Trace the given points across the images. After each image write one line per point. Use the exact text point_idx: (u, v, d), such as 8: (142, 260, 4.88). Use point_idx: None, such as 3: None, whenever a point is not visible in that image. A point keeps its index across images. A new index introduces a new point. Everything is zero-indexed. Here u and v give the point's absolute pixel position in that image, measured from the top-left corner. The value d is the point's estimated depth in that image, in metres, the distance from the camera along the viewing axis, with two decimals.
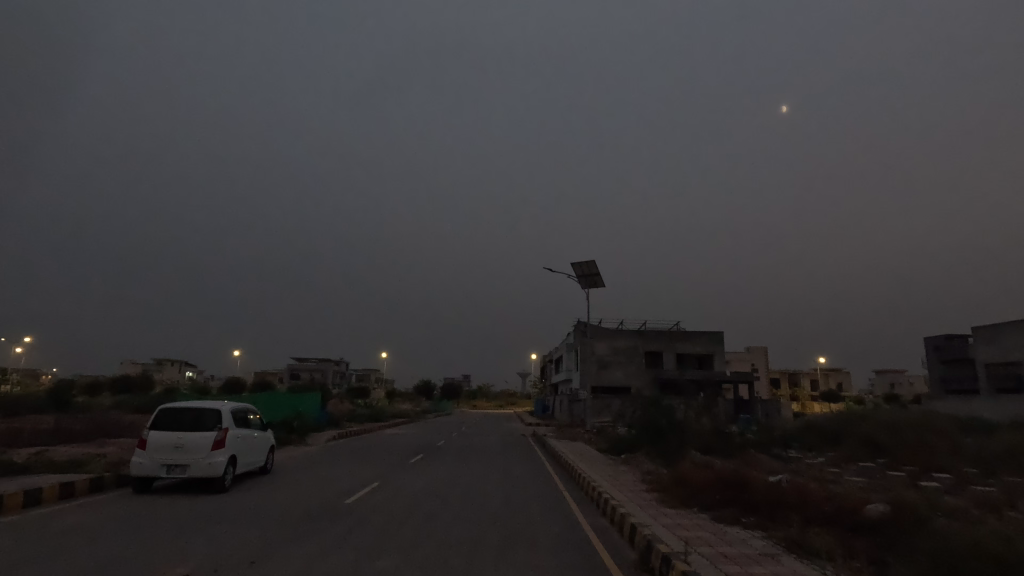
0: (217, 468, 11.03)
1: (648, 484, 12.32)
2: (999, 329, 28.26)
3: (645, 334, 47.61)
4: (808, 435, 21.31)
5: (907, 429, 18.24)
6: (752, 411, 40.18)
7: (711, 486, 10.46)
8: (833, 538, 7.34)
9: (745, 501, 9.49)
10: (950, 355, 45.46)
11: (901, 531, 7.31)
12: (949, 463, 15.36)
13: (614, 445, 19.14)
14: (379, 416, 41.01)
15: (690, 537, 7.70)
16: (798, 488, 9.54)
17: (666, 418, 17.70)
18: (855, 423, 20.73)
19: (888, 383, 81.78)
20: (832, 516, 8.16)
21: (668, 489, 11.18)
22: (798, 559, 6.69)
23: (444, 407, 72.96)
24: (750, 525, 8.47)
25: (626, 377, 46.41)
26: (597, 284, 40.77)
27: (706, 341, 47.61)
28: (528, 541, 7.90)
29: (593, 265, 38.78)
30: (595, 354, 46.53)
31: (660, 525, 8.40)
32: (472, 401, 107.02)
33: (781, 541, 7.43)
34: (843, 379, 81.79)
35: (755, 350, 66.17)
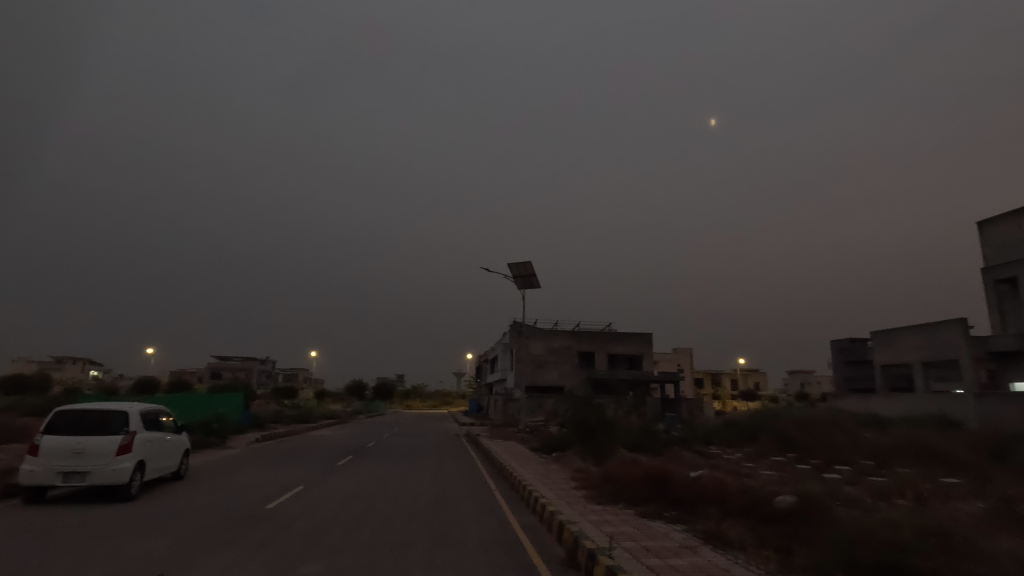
0: (123, 475, 10.21)
1: (576, 482, 12.60)
2: (894, 333, 30.80)
3: (579, 334, 48.69)
4: (728, 432, 22.53)
5: (815, 427, 19.67)
6: (677, 410, 41.97)
7: (637, 481, 10.82)
8: (746, 529, 7.79)
9: (668, 496, 9.89)
10: (854, 358, 49.38)
11: (806, 521, 7.84)
12: (850, 456, 16.67)
13: (546, 444, 19.40)
14: (308, 417, 39.62)
15: (616, 532, 7.94)
16: (717, 483, 10.07)
17: (597, 417, 18.19)
18: (770, 420, 22.13)
19: (799, 382, 87.92)
20: (746, 508, 8.65)
21: (598, 486, 11.47)
22: (714, 550, 7.05)
23: (377, 408, 71.13)
24: (671, 519, 8.82)
25: (561, 377, 47.23)
26: (532, 284, 41.21)
27: (637, 341, 49.40)
28: (458, 542, 7.88)
29: (530, 266, 39.04)
30: (530, 354, 47.08)
31: (587, 521, 8.62)
32: (405, 402, 105.23)
33: (699, 533, 7.81)
34: (759, 379, 86.92)
35: (681, 350, 69.25)
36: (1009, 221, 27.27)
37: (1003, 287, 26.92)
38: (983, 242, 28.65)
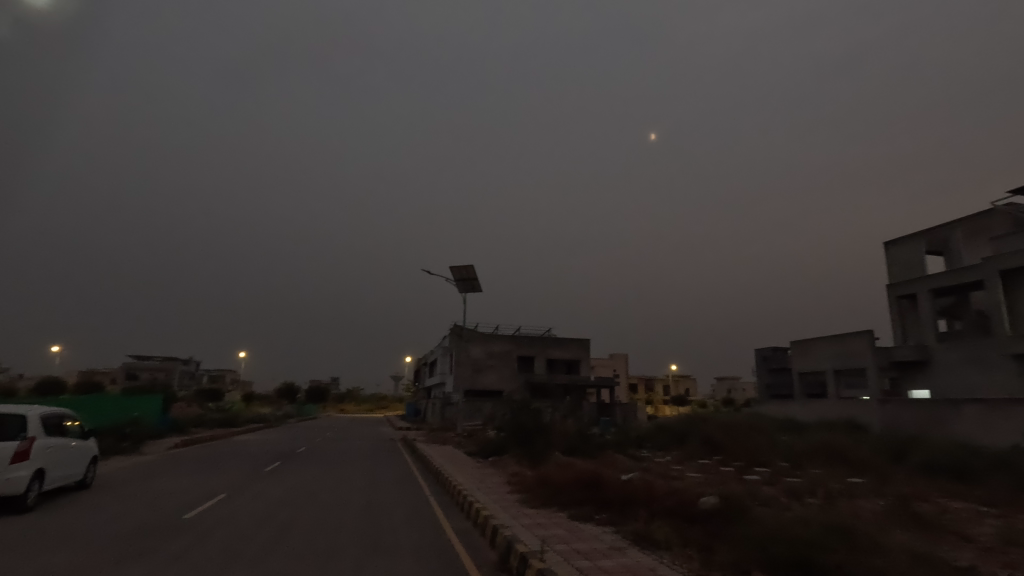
0: (18, 485, 9.32)
1: (512, 485, 12.67)
2: (811, 343, 32.97)
3: (519, 339, 49.03)
4: (659, 436, 23.35)
5: (739, 431, 20.73)
6: (612, 414, 43.06)
7: (570, 484, 11.01)
8: (672, 529, 8.10)
9: (600, 498, 10.12)
10: (775, 365, 52.45)
11: (726, 520, 8.23)
12: (769, 459, 17.66)
13: (483, 448, 19.37)
14: (234, 422, 37.63)
15: (548, 535, 8.04)
16: (647, 486, 10.40)
17: (534, 421, 18.35)
18: (698, 424, 23.14)
19: (726, 389, 92.46)
20: (673, 509, 8.99)
21: (532, 490, 11.57)
22: (641, 550, 7.28)
23: (309, 412, 68.65)
24: (601, 521, 9.03)
25: (500, 381, 47.34)
26: (474, 288, 41.16)
27: (575, 347, 50.35)
28: (389, 548, 7.73)
29: (472, 270, 38.98)
30: (470, 358, 46.96)
31: (519, 525, 8.68)
32: (340, 406, 102.09)
33: (628, 534, 8.03)
34: (689, 385, 90.61)
35: (618, 356, 71.21)
36: (911, 242, 29.93)
37: (904, 302, 29.38)
38: (889, 260, 31.26)
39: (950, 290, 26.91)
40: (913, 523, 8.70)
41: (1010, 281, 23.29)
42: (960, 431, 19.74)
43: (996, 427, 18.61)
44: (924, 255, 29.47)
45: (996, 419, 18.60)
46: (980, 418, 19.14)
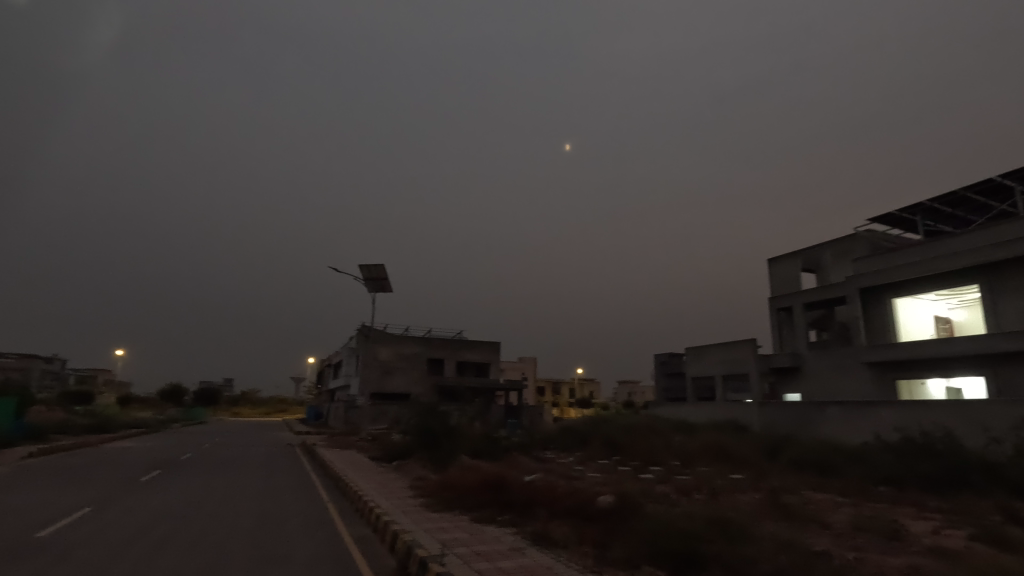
0: None
1: (415, 490, 12.47)
2: (703, 349, 35.48)
3: (429, 341, 48.41)
4: (563, 437, 24.03)
5: (637, 432, 21.83)
6: (519, 417, 43.70)
7: (474, 487, 11.03)
8: (570, 528, 8.37)
9: (502, 501, 10.24)
10: (671, 370, 55.84)
11: (621, 517, 8.63)
12: (663, 458, 18.74)
13: (387, 452, 18.92)
14: (106, 427, 33.93)
15: (449, 539, 8.01)
16: (548, 487, 10.67)
17: (441, 424, 18.20)
18: (600, 426, 24.09)
19: (627, 392, 97.19)
20: (572, 508, 9.28)
21: (435, 494, 11.46)
22: (539, 550, 7.45)
23: (197, 416, 63.43)
24: (503, 523, 9.14)
25: (408, 384, 46.46)
26: (384, 288, 40.13)
27: (485, 350, 50.64)
28: (280, 560, 7.34)
29: (382, 270, 37.98)
30: (378, 360, 45.66)
31: (421, 529, 8.56)
32: (233, 409, 95.30)
33: (528, 535, 8.20)
34: (594, 388, 93.95)
35: (527, 359, 72.43)
36: (790, 260, 33.14)
37: (782, 314, 32.42)
38: (771, 275, 34.41)
39: (820, 304, 30.10)
40: (782, 514, 9.61)
41: (867, 298, 26.43)
42: (824, 430, 22.12)
43: (853, 426, 21.04)
44: (800, 272, 32.75)
45: (853, 419, 21.03)
46: (840, 418, 21.56)
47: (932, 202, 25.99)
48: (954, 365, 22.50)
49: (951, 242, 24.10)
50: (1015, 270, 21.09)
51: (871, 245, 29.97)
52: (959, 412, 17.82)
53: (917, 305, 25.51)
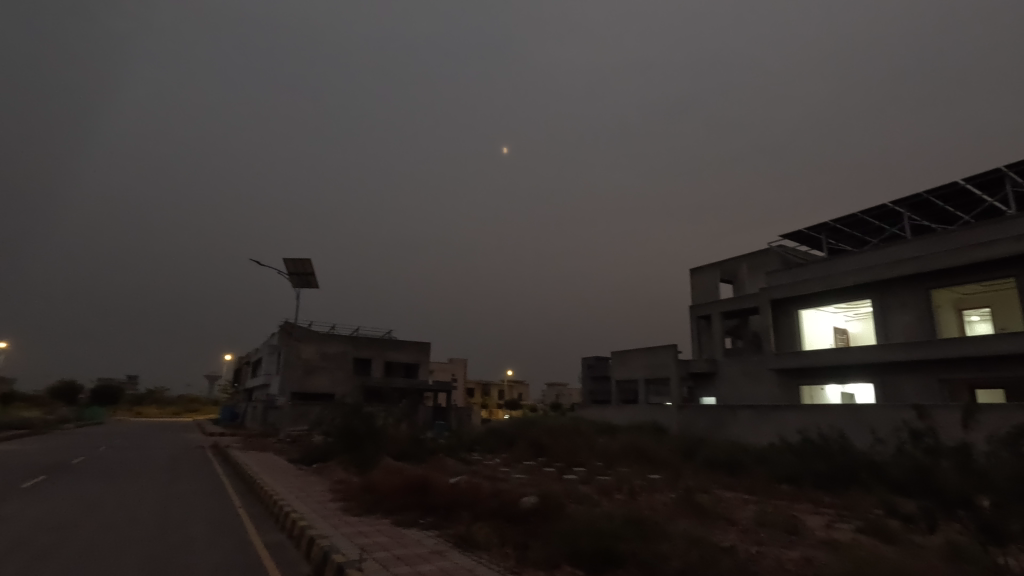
0: None
1: (336, 493, 12.09)
2: (628, 353, 36.75)
3: (357, 340, 47.04)
4: (490, 439, 24.10)
5: (562, 434, 22.27)
6: (447, 419, 43.37)
7: (398, 490, 10.82)
8: (492, 530, 8.38)
9: (426, 504, 10.11)
10: (598, 373, 57.42)
11: (543, 518, 8.74)
12: (586, 459, 19.20)
13: (307, 454, 18.19)
14: None
15: (368, 543, 7.80)
16: (473, 488, 10.66)
17: (365, 425, 17.68)
18: (527, 428, 24.37)
19: (555, 394, 99.10)
20: (495, 510, 9.31)
21: (356, 497, 11.11)
22: (461, 553, 7.40)
23: (95, 415, 58.25)
24: (426, 526, 9.01)
25: (332, 384, 44.92)
26: (310, 283, 38.55)
27: (414, 350, 49.91)
28: (183, 571, 6.87)
29: (309, 265, 36.48)
30: (300, 359, 43.80)
31: (339, 534, 8.26)
32: (137, 409, 88.22)
33: (450, 537, 8.13)
34: (522, 391, 94.84)
35: (457, 360, 72.04)
36: (710, 271, 35.05)
37: (701, 322, 34.15)
38: (693, 284, 36.19)
39: (736, 313, 32.02)
40: (694, 512, 10.11)
41: (777, 309, 28.36)
42: (735, 431, 23.52)
43: (760, 428, 22.50)
44: (718, 282, 34.65)
45: (760, 422, 22.49)
46: (749, 421, 22.98)
47: (835, 222, 28.30)
48: (848, 372, 24.61)
49: (850, 260, 26.34)
50: (902, 288, 23.35)
51: (781, 259, 32.23)
52: (851, 415, 19.51)
53: (820, 317, 27.72)
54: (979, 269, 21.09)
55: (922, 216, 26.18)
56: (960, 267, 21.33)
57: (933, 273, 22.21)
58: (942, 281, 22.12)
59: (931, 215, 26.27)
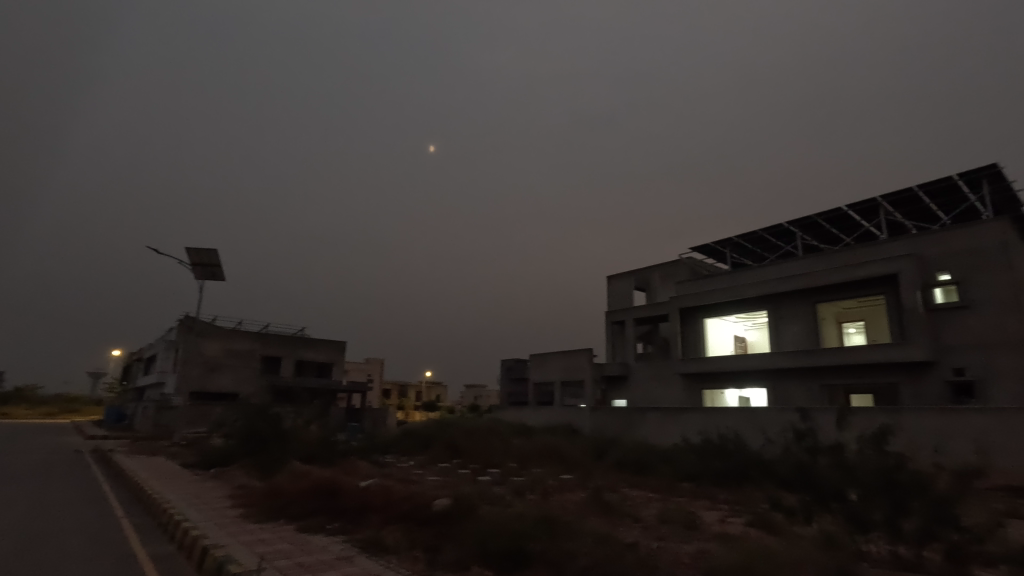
0: None
1: (235, 500, 11.35)
2: (545, 356, 37.50)
3: (266, 337, 44.54)
4: (405, 440, 23.68)
5: (478, 436, 22.34)
6: (361, 420, 42.11)
7: (304, 494, 10.36)
8: (403, 533, 8.22)
9: (334, 508, 9.75)
10: (516, 375, 58.08)
11: (455, 519, 8.71)
12: (501, 460, 19.33)
13: (205, 458, 16.96)
14: None
15: (269, 551, 7.40)
16: (384, 492, 10.42)
17: (271, 427, 16.74)
18: (443, 430, 24.18)
19: (473, 395, 99.13)
20: (407, 513, 9.15)
21: (258, 503, 10.50)
22: (369, 558, 7.21)
23: None
24: (333, 531, 8.68)
25: (237, 383, 42.19)
26: (215, 275, 36.03)
27: (328, 349, 48.05)
28: None
29: (214, 256, 34.08)
30: (201, 355, 40.77)
31: (237, 543, 7.78)
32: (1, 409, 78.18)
33: (358, 542, 7.88)
34: (440, 392, 94.01)
35: (373, 360, 70.14)
36: (626, 278, 36.58)
37: (616, 327, 35.53)
38: (609, 291, 37.56)
39: (647, 320, 33.62)
40: (602, 510, 10.48)
41: (685, 317, 30.04)
42: (643, 432, 24.63)
43: (667, 429, 23.71)
44: (633, 290, 36.23)
45: (666, 424, 23.70)
46: (656, 422, 24.16)
47: (739, 238, 30.48)
48: (745, 378, 26.55)
49: (750, 273, 28.43)
50: (794, 301, 25.54)
51: (690, 270, 34.22)
52: (746, 417, 21.07)
53: (722, 326, 29.73)
54: (857, 286, 23.48)
55: (812, 236, 28.76)
56: (842, 284, 23.67)
57: (820, 288, 24.47)
58: (826, 296, 24.44)
59: (819, 235, 28.92)
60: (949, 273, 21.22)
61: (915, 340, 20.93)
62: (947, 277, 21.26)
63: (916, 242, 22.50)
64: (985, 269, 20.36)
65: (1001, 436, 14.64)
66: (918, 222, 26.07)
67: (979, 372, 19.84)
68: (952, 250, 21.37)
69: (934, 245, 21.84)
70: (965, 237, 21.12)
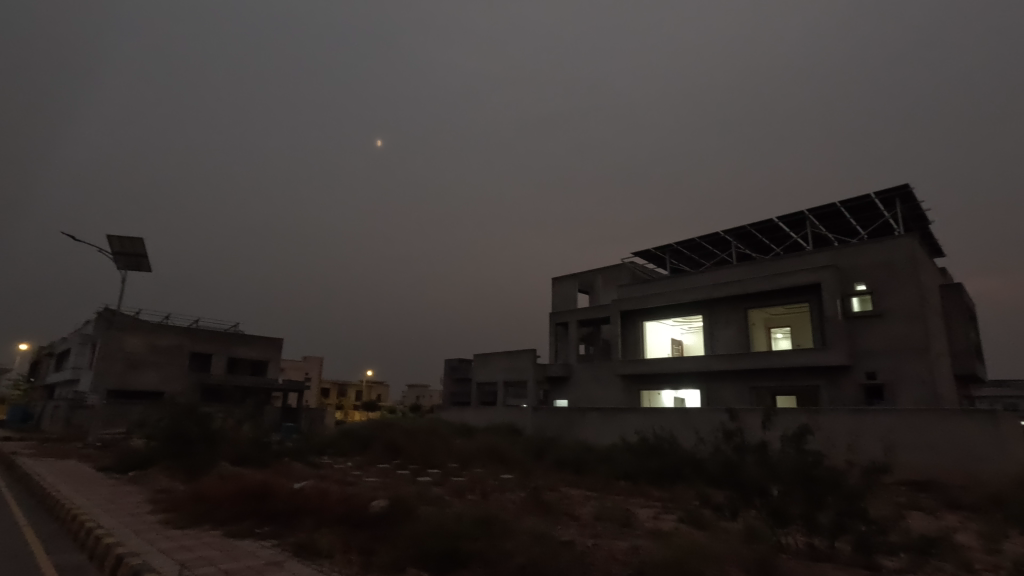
0: None
1: (155, 504, 10.70)
2: (489, 356, 37.54)
3: (195, 333, 42.22)
4: (342, 441, 23.07)
5: (419, 436, 22.08)
6: (297, 420, 40.70)
7: (232, 498, 9.87)
8: (337, 536, 7.99)
9: (265, 511, 9.37)
10: (459, 375, 57.80)
11: (392, 521, 8.56)
12: (442, 460, 19.20)
13: (123, 460, 15.87)
14: None
15: (191, 559, 7.01)
16: (319, 493, 10.11)
17: (198, 427, 15.88)
18: (383, 430, 23.73)
19: (415, 396, 97.92)
20: (342, 515, 8.91)
21: (181, 508, 9.92)
22: (300, 562, 6.97)
23: None
24: (262, 536, 8.34)
25: (162, 381, 39.73)
26: (140, 266, 33.82)
27: (263, 346, 46.13)
28: None
29: (140, 245, 31.98)
30: (122, 351, 38.15)
31: (155, 551, 7.32)
32: None
33: (289, 547, 7.61)
34: (382, 391, 92.32)
35: (312, 359, 67.93)
36: (570, 280, 37.20)
37: (559, 328, 36.03)
38: (554, 293, 38.06)
39: (590, 322, 34.31)
40: (540, 509, 10.59)
41: (625, 320, 30.87)
42: (583, 432, 25.11)
43: (605, 428, 24.26)
44: (576, 292, 36.87)
45: (605, 423, 24.26)
46: (595, 422, 24.69)
47: (678, 244, 31.62)
48: (681, 379, 27.59)
49: (688, 279, 29.55)
50: (727, 307, 26.76)
51: (632, 275, 35.19)
52: (680, 417, 21.88)
53: (660, 329, 30.76)
54: (785, 294, 24.88)
55: (745, 245, 30.25)
56: (771, 291, 25.02)
57: (751, 295, 25.76)
58: (756, 302, 25.74)
59: (752, 245, 30.45)
60: (865, 283, 22.86)
61: (834, 345, 22.41)
62: (863, 287, 22.89)
63: (837, 254, 24.08)
64: (896, 281, 22.08)
65: (905, 434, 15.94)
66: (839, 235, 27.94)
67: (889, 376, 21.50)
68: (868, 263, 23.00)
69: (853, 257, 23.46)
70: (880, 250, 22.81)
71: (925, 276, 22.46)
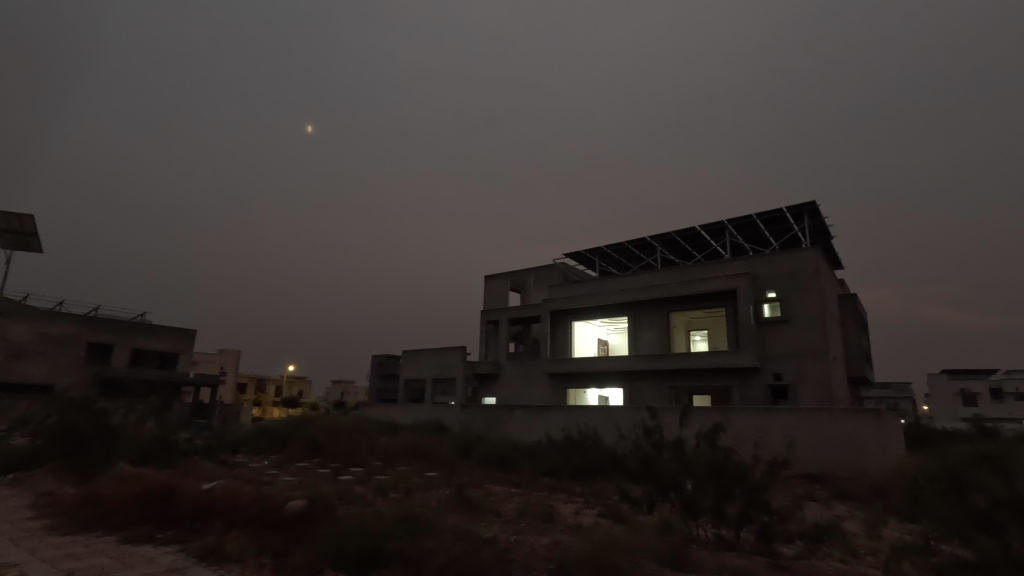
0: None
1: (38, 509, 9.69)
2: (418, 352, 36.99)
3: (94, 322, 38.73)
4: (258, 439, 21.94)
5: (340, 433, 21.39)
6: (209, 416, 38.30)
7: (131, 501, 9.13)
8: (248, 539, 7.58)
9: (169, 514, 8.73)
10: (386, 371, 56.56)
11: (310, 521, 8.22)
12: (364, 459, 18.69)
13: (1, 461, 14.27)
14: None
15: (79, 568, 6.40)
16: (231, 494, 9.56)
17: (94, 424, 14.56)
18: (304, 427, 22.82)
19: (340, 392, 95.11)
20: (255, 516, 8.47)
21: (69, 513, 9.04)
22: (206, 568, 6.55)
23: None
24: (164, 541, 7.77)
25: (52, 373, 36.07)
26: (31, 246, 30.57)
27: (173, 337, 43.09)
28: None
29: (30, 224, 28.85)
30: (4, 340, 34.28)
31: (37, 560, 6.63)
32: None
33: (195, 551, 7.13)
34: (304, 388, 88.85)
35: (228, 352, 64.31)
36: (502, 278, 37.39)
37: (490, 326, 36.10)
38: (485, 290, 38.11)
39: (520, 321, 34.63)
40: (465, 506, 10.54)
41: (555, 319, 31.40)
42: (509, 430, 25.30)
43: (532, 425, 24.58)
44: (508, 290, 37.10)
45: (531, 421, 24.58)
46: (522, 420, 24.96)
47: (607, 247, 32.56)
48: (606, 379, 28.44)
49: (616, 281, 30.47)
50: (651, 309, 27.86)
51: (563, 275, 35.87)
52: (603, 416, 22.54)
53: (587, 329, 31.57)
54: (704, 299, 26.27)
55: (670, 251, 31.64)
56: (691, 296, 26.33)
57: (673, 298, 26.97)
58: (677, 306, 26.96)
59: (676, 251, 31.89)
60: (775, 291, 24.56)
61: (746, 348, 23.90)
62: (773, 294, 24.58)
63: (751, 263, 25.70)
64: (802, 290, 23.85)
65: (804, 431, 17.26)
66: (754, 245, 29.80)
67: (792, 377, 23.22)
68: (779, 272, 24.71)
69: (765, 266, 25.13)
70: (789, 260, 24.57)
71: (827, 286, 24.43)
